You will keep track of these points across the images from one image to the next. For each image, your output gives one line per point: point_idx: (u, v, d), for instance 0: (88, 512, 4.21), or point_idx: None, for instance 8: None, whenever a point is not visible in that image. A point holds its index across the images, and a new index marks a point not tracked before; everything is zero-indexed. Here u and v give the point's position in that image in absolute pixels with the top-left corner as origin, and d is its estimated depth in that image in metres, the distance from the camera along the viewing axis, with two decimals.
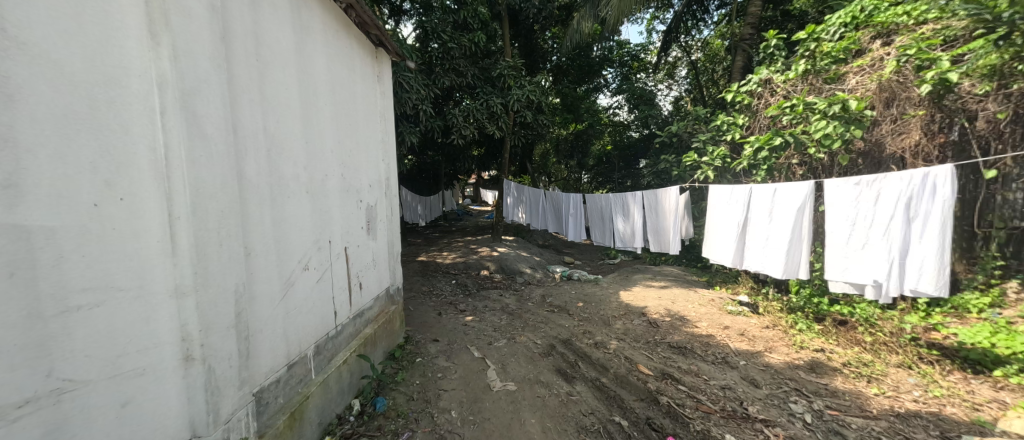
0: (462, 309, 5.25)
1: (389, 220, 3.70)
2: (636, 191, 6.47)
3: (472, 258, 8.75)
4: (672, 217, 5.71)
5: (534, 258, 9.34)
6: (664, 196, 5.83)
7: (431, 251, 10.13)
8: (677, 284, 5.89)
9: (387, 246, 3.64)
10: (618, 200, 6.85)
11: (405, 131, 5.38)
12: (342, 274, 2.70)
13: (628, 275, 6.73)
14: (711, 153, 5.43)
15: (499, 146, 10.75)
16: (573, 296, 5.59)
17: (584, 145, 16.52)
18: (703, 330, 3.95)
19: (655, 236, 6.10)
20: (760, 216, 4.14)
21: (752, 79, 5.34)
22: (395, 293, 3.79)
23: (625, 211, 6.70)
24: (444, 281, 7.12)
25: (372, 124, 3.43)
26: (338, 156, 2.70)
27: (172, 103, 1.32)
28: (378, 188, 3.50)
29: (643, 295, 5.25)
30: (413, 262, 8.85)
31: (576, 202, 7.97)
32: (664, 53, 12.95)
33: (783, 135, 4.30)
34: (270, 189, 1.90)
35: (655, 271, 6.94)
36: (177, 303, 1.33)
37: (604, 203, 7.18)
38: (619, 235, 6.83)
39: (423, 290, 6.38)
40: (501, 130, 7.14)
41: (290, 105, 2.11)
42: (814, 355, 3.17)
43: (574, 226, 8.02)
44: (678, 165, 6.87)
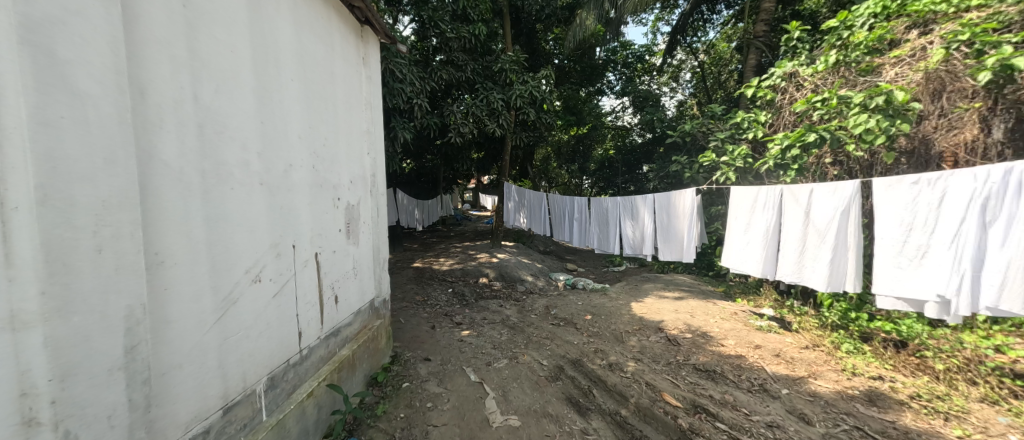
0: (457, 321, 4.76)
1: (374, 222, 3.24)
2: (646, 193, 6.00)
3: (470, 265, 8.27)
4: (686, 220, 5.24)
5: (536, 266, 8.87)
6: (678, 198, 5.36)
7: (427, 257, 9.66)
8: (693, 294, 5.43)
9: (371, 252, 3.17)
10: (626, 203, 6.39)
11: (398, 127, 4.93)
12: (312, 287, 2.24)
13: (638, 284, 6.25)
14: (731, 153, 4.97)
15: (499, 148, 10.33)
16: (580, 307, 5.12)
17: (586, 149, 16.12)
18: (731, 350, 3.48)
19: (666, 241, 5.63)
20: (797, 219, 3.73)
21: (775, 72, 4.91)
22: (381, 305, 3.32)
23: (633, 214, 6.23)
24: (439, 289, 6.64)
25: (356, 111, 2.98)
26: (309, 145, 2.26)
27: (7, 35, 0.86)
28: (362, 185, 3.04)
29: (657, 307, 4.78)
30: (408, 268, 8.38)
31: (580, 206, 7.50)
32: (669, 55, 12.61)
33: (818, 130, 3.83)
34: (200, 177, 1.45)
35: (667, 279, 6.47)
36: (12, 341, 0.86)
37: (610, 206, 6.71)
38: (627, 240, 6.36)
39: (417, 299, 5.91)
40: (502, 128, 6.70)
41: (238, 74, 1.66)
42: (870, 384, 2.70)
43: (578, 230, 7.55)
44: (691, 167, 6.44)
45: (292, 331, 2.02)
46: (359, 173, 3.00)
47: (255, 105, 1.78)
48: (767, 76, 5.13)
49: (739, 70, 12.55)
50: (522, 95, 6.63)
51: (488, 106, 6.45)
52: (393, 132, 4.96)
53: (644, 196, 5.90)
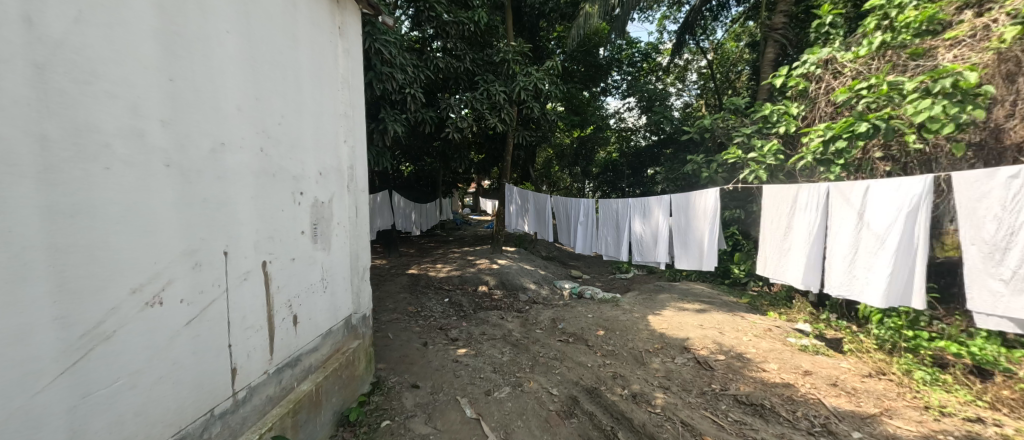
0: (453, 337, 4.23)
1: (351, 224, 2.72)
2: (660, 195, 5.44)
3: (468, 272, 7.73)
4: (707, 223, 4.68)
5: (539, 272, 8.35)
6: (695, 202, 4.83)
7: (424, 263, 9.14)
8: (715, 306, 4.88)
9: (346, 260, 2.64)
10: (636, 206, 5.82)
11: (388, 119, 4.44)
12: (256, 307, 1.70)
13: (652, 295, 5.70)
14: (760, 148, 4.43)
15: (501, 149, 9.84)
16: (590, 320, 4.59)
17: (589, 152, 15.64)
18: (776, 377, 2.93)
19: (684, 246, 5.07)
20: (848, 224, 3.23)
21: (808, 59, 4.39)
22: (360, 324, 2.79)
23: (644, 216, 5.66)
24: (434, 299, 6.10)
25: (328, 89, 2.46)
26: (255, 121, 1.73)
27: None
28: (335, 178, 2.51)
29: (679, 321, 4.24)
30: (403, 275, 7.86)
31: (585, 208, 6.95)
32: (676, 54, 12.16)
33: (870, 119, 3.30)
34: (37, 145, 0.94)
35: (683, 289, 5.92)
36: None
37: (619, 208, 6.15)
38: (638, 245, 5.79)
39: (409, 310, 5.36)
40: (504, 124, 6.21)
41: (124, 2, 1.14)
42: (966, 429, 2.15)
43: (583, 235, 6.99)
44: (708, 166, 5.94)
45: (220, 370, 1.49)
46: (331, 163, 2.48)
47: (157, 53, 1.26)
48: (797, 65, 4.62)
49: (749, 70, 12.09)
50: (525, 87, 6.17)
51: (489, 100, 5.96)
52: (383, 125, 4.46)
53: (658, 199, 5.37)
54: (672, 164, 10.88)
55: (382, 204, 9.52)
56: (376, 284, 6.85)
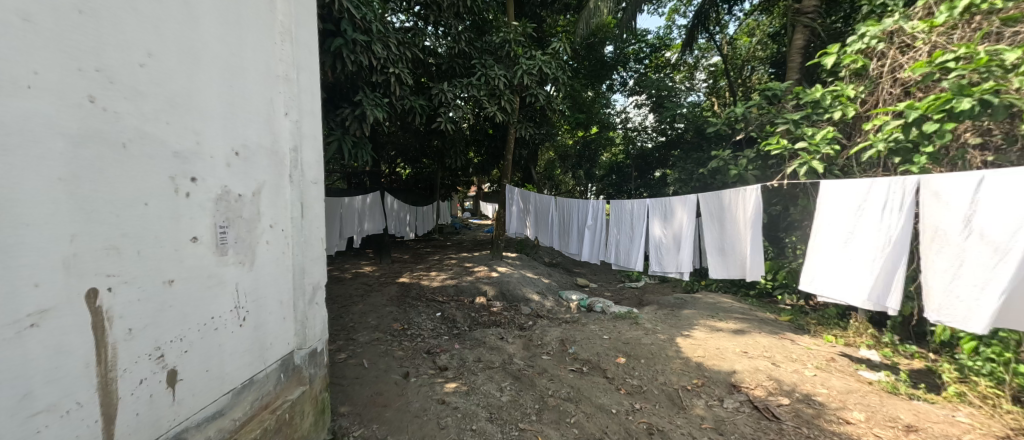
0: (442, 364, 3.50)
1: (294, 227, 1.97)
2: (685, 195, 4.64)
3: (464, 281, 7.00)
4: (747, 227, 3.94)
5: (542, 281, 7.62)
6: (734, 201, 4.07)
7: (418, 270, 8.43)
8: (754, 324, 4.12)
9: (284, 277, 1.89)
10: (656, 207, 5.03)
11: (366, 102, 3.73)
12: (62, 374, 0.97)
13: (675, 310, 4.93)
14: (811, 137, 3.72)
15: (501, 145, 9.27)
16: (607, 341, 3.86)
17: (594, 154, 14.96)
18: (868, 434, 2.18)
19: (720, 254, 4.34)
20: (948, 229, 2.46)
21: (868, 31, 3.64)
22: (307, 364, 2.04)
23: (666, 219, 4.90)
24: (425, 313, 5.34)
25: (252, 34, 1.72)
26: (70, 50, 1.00)
27: None
28: (263, 163, 1.77)
29: (716, 345, 3.49)
30: (393, 284, 7.15)
31: (593, 209, 6.15)
32: (687, 49, 11.47)
33: (974, 92, 2.58)
34: None
35: (709, 302, 5.16)
36: None
37: (634, 209, 5.38)
38: (657, 252, 5.03)
39: (394, 327, 4.61)
40: (505, 115, 5.52)
41: None
42: None
43: (590, 240, 6.21)
44: (737, 162, 5.23)
45: None
46: (257, 141, 1.73)
47: None
48: (851, 39, 3.87)
49: (765, 67, 11.41)
50: (529, 72, 5.50)
51: (487, 86, 5.26)
52: (361, 110, 3.74)
53: (684, 198, 4.59)
54: (684, 165, 10.17)
55: (373, 206, 8.74)
56: (360, 296, 6.09)
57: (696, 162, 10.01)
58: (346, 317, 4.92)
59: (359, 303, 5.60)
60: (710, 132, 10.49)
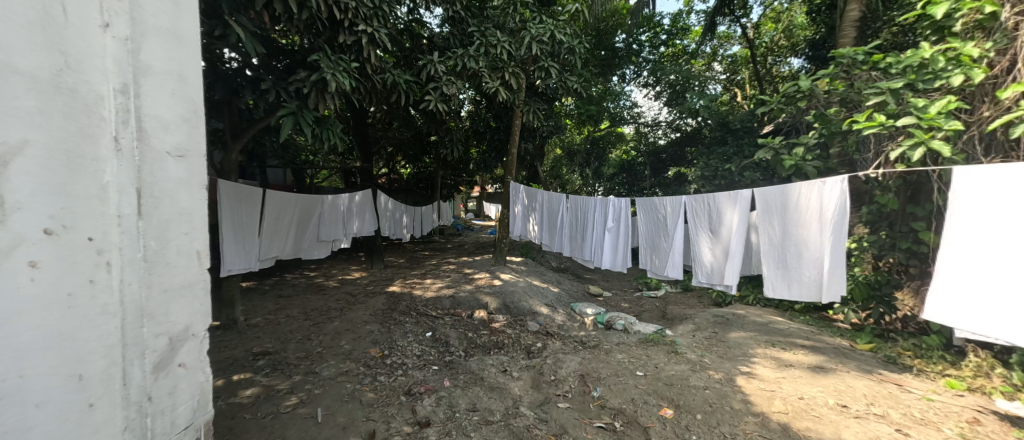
0: (426, 414, 2.64)
1: (123, 235, 1.06)
2: (737, 192, 3.69)
3: (462, 292, 6.15)
4: (823, 232, 3.04)
5: (551, 291, 6.75)
6: (806, 201, 3.13)
7: (412, 276, 7.60)
8: (831, 357, 3.19)
9: (90, 332, 0.98)
10: (699, 207, 4.10)
11: (326, 66, 2.87)
12: None
13: (719, 333, 3.99)
14: (921, 110, 2.77)
15: (506, 138, 8.42)
16: (641, 378, 2.97)
17: (603, 152, 14.10)
18: None
19: (780, 268, 3.37)
20: None
21: None
22: None
23: (711, 221, 3.98)
24: (413, 332, 4.43)
25: None
26: None
27: None
28: (18, 104, 0.86)
29: (799, 390, 2.59)
30: (382, 294, 6.32)
31: (616, 209, 5.25)
32: (705, 37, 10.53)
33: None
34: None
35: (758, 321, 4.25)
36: None
37: (669, 209, 4.46)
38: (701, 260, 4.13)
39: (370, 354, 3.71)
40: (510, 93, 4.65)
41: None
42: None
43: (611, 246, 5.30)
44: (793, 150, 4.30)
45: None
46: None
47: None
48: None
49: (792, 57, 10.44)
50: (539, 40, 4.69)
51: (487, 59, 4.40)
52: (320, 76, 2.87)
53: (738, 197, 3.66)
54: (707, 162, 9.24)
55: (362, 204, 7.89)
56: (340, 309, 5.22)
57: (721, 159, 9.09)
58: (314, 339, 4.03)
59: (336, 319, 4.71)
60: (734, 127, 9.57)
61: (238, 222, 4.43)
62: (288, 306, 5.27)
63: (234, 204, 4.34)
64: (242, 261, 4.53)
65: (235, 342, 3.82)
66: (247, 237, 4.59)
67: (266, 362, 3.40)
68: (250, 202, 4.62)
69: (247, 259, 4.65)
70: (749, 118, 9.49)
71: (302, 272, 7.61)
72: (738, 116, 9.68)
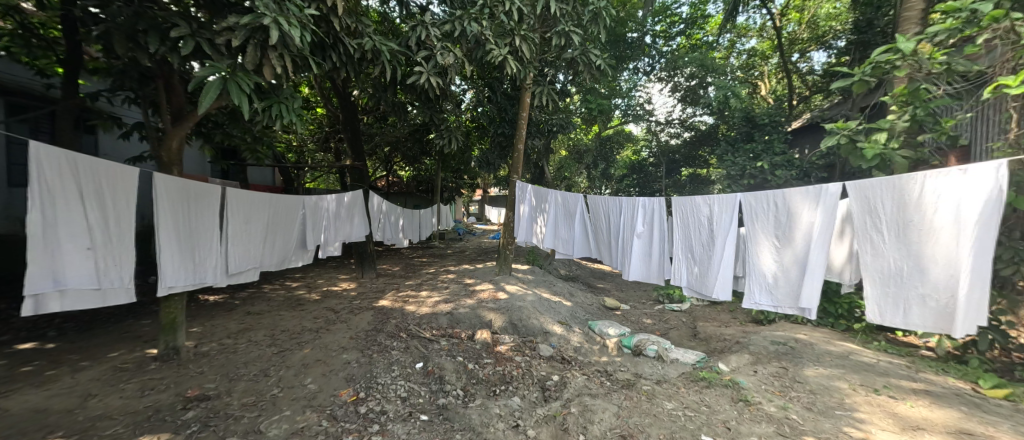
0: None
1: None
2: (821, 187, 2.77)
3: (461, 308, 5.32)
4: (959, 241, 2.18)
5: (563, 305, 5.90)
6: (932, 196, 2.27)
7: (405, 288, 6.77)
8: (967, 412, 2.32)
9: None
10: (763, 207, 3.20)
11: (265, 8, 2.05)
12: None
13: (790, 369, 3.11)
14: None
15: (511, 135, 7.65)
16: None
17: (610, 152, 13.33)
18: None
19: (888, 286, 2.53)
20: None
21: None
22: None
23: (778, 223, 3.09)
24: (399, 363, 3.57)
25: None
26: None
27: None
28: None
29: None
30: (369, 309, 5.49)
31: (648, 211, 4.44)
32: (724, 28, 9.70)
33: None
34: None
35: (832, 350, 3.38)
36: None
37: (718, 210, 3.58)
38: (761, 274, 3.22)
39: (340, 398, 2.87)
40: (518, 66, 3.93)
41: None
42: None
43: (641, 254, 4.50)
44: (872, 136, 3.48)
45: None
46: None
47: None
48: None
49: (817, 51, 9.66)
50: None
51: (491, 23, 3.72)
52: (259, 22, 2.06)
53: (825, 192, 2.74)
54: (733, 160, 8.35)
55: (350, 205, 7.06)
56: (315, 330, 4.37)
57: (748, 156, 8.21)
58: (274, 375, 3.19)
59: (307, 345, 3.87)
60: (761, 121, 8.74)
61: (185, 226, 3.60)
62: (255, 327, 4.43)
63: (180, 205, 3.51)
64: (190, 274, 3.68)
65: (172, 381, 3.00)
66: (197, 245, 3.75)
67: (198, 415, 2.56)
68: (204, 202, 3.80)
69: (201, 272, 3.83)
70: (777, 112, 8.67)
71: (283, 282, 6.78)
72: (764, 110, 8.85)
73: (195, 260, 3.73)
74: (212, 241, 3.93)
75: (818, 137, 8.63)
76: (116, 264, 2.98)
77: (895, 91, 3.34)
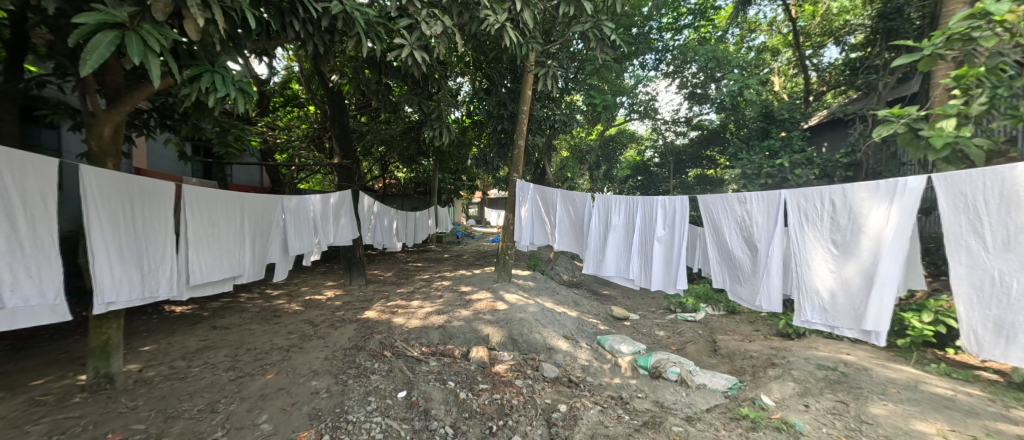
0: None
1: None
2: (898, 180, 2.23)
3: (454, 321, 4.77)
4: None
5: (568, 316, 5.35)
6: None
7: (396, 296, 6.22)
8: None
9: None
10: (819, 205, 2.66)
11: None
12: None
13: (852, 404, 2.56)
14: None
15: (511, 131, 7.13)
16: None
17: (614, 152, 12.82)
18: None
19: (989, 308, 2.04)
20: None
21: None
22: None
23: (836, 226, 2.57)
24: (377, 392, 3.01)
25: None
26: None
27: None
28: None
29: None
30: (353, 321, 4.93)
31: (670, 211, 4.02)
32: (734, 21, 9.18)
33: None
34: None
35: (895, 379, 2.82)
36: None
37: (760, 209, 3.06)
38: (810, 286, 2.69)
39: None
40: (518, 40, 3.50)
41: None
42: None
43: (662, 260, 4.12)
44: (936, 124, 2.97)
45: None
46: None
47: None
48: None
49: (830, 46, 9.16)
50: None
51: None
52: None
53: (905, 187, 2.21)
54: (749, 158, 7.79)
55: (337, 206, 6.50)
56: (287, 348, 3.82)
57: (765, 154, 7.65)
58: (222, 411, 2.63)
59: (272, 369, 3.31)
60: (779, 116, 8.17)
61: (130, 232, 3.05)
62: (219, 344, 3.87)
63: (122, 206, 2.97)
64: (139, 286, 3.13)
65: (93, 421, 2.43)
66: (148, 251, 3.21)
67: None
68: (155, 202, 3.26)
69: (154, 283, 3.29)
70: (794, 108, 8.15)
71: (262, 291, 6.23)
72: (780, 105, 8.31)
73: (146, 268, 3.20)
74: (167, 246, 3.40)
75: (838, 133, 8.15)
76: (33, 275, 2.38)
77: (955, 73, 2.91)
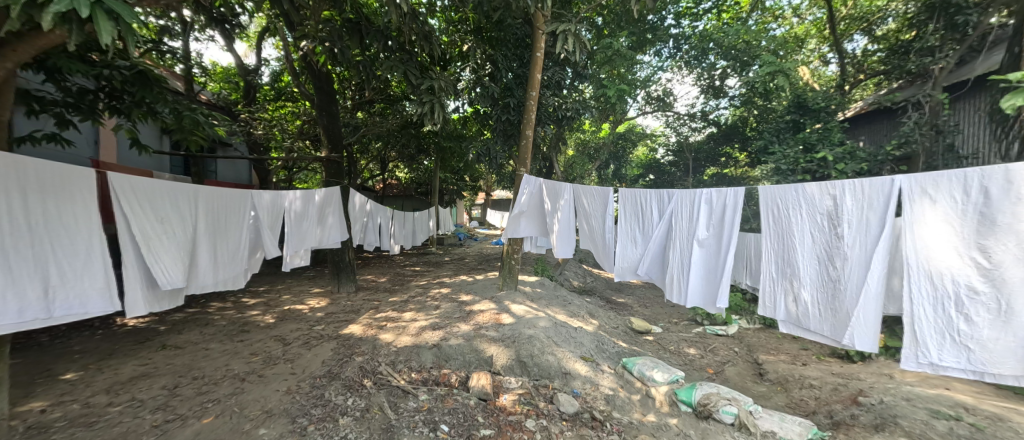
0: None
1: None
2: None
3: (451, 338, 4.03)
4: None
5: (585, 331, 4.58)
6: None
7: (388, 306, 5.51)
8: None
9: None
10: (955, 195, 1.90)
11: None
12: None
13: None
14: None
15: (514, 121, 6.35)
16: None
17: (624, 150, 12.02)
18: None
19: None
20: None
21: None
22: None
23: (989, 228, 1.80)
24: None
25: None
26: None
27: None
28: None
29: None
30: (334, 337, 4.22)
31: (717, 208, 3.26)
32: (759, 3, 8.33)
33: None
34: None
35: None
36: None
37: (853, 202, 2.30)
38: (942, 313, 1.93)
39: None
40: None
41: None
42: None
43: (702, 269, 3.35)
44: None
45: None
46: None
47: None
48: None
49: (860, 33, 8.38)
50: None
51: None
52: None
53: None
54: (783, 152, 6.94)
55: (323, 204, 5.80)
56: (246, 377, 3.11)
57: (800, 148, 6.83)
58: None
59: (214, 410, 2.57)
60: (813, 106, 7.24)
61: (32, 240, 2.21)
62: (161, 370, 3.15)
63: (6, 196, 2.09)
64: (42, 304, 2.25)
65: None
66: (60, 257, 2.33)
67: None
68: (80, 198, 2.41)
69: (78, 298, 2.40)
70: (830, 95, 7.23)
71: (236, 300, 5.52)
72: (814, 92, 7.33)
73: (59, 279, 2.32)
74: (96, 250, 2.50)
75: (881, 127, 7.41)
76: None
77: None
